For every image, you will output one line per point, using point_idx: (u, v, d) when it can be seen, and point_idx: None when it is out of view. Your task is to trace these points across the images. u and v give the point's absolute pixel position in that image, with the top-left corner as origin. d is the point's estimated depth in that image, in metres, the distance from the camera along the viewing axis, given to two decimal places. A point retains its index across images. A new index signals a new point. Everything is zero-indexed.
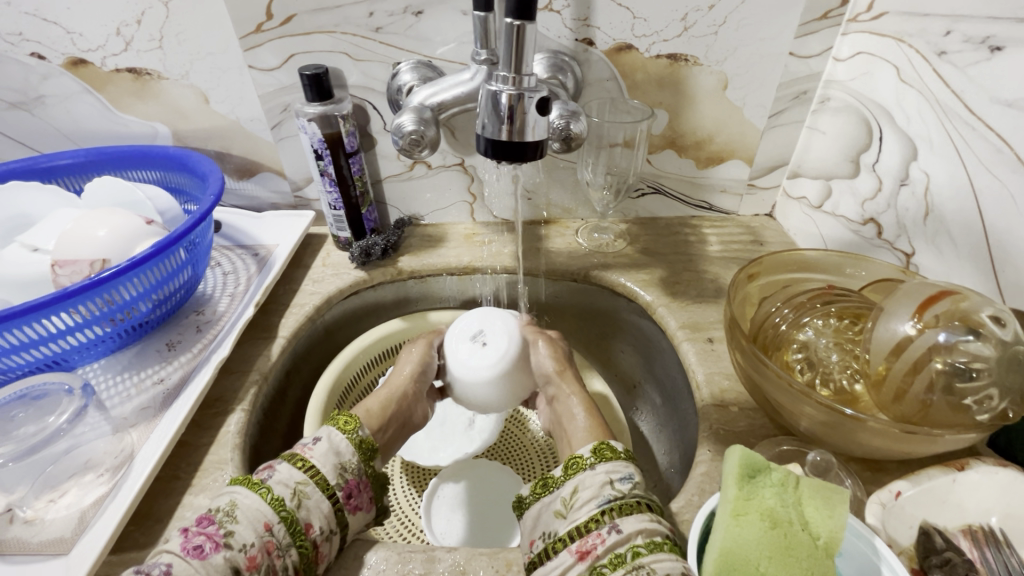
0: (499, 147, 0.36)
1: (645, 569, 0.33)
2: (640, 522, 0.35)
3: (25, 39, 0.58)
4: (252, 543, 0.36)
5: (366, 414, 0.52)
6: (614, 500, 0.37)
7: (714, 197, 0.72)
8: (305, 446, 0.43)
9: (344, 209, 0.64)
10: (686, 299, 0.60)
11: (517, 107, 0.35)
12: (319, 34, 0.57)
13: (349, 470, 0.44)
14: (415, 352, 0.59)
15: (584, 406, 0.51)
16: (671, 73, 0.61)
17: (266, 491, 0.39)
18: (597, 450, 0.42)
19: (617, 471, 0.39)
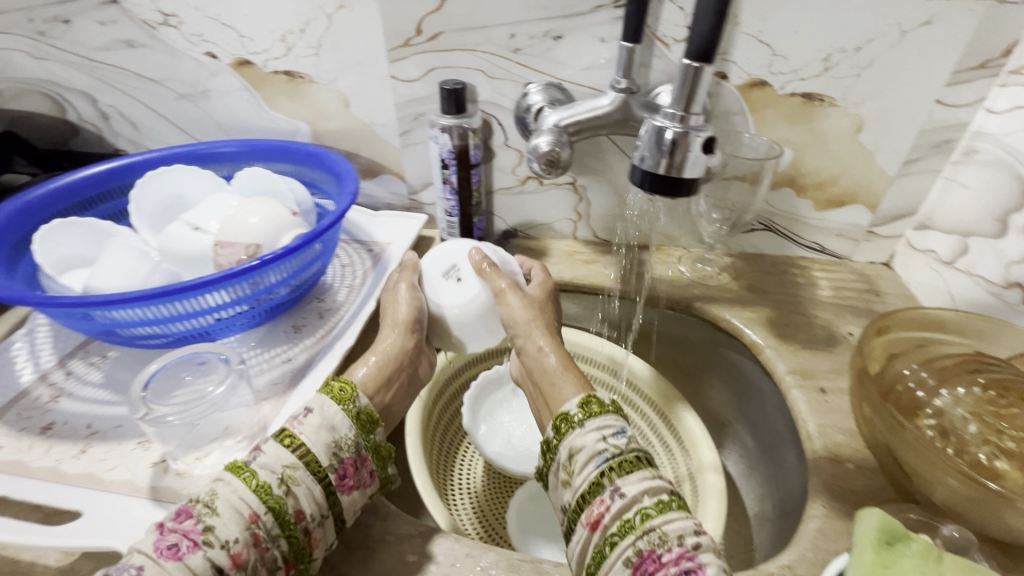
0: (652, 179, 0.38)
1: (658, 533, 0.34)
2: (643, 481, 0.37)
3: (204, 40, 0.65)
4: (235, 538, 0.34)
5: (367, 372, 0.48)
6: (612, 457, 0.38)
7: (828, 239, 0.69)
8: (295, 420, 0.41)
9: (458, 217, 0.68)
10: (796, 343, 0.58)
11: (679, 142, 0.36)
12: (459, 52, 0.61)
13: (344, 447, 0.41)
14: (402, 300, 0.53)
15: (561, 367, 0.46)
16: (803, 111, 0.60)
17: (250, 476, 0.37)
18: (585, 405, 0.41)
19: (609, 427, 0.40)
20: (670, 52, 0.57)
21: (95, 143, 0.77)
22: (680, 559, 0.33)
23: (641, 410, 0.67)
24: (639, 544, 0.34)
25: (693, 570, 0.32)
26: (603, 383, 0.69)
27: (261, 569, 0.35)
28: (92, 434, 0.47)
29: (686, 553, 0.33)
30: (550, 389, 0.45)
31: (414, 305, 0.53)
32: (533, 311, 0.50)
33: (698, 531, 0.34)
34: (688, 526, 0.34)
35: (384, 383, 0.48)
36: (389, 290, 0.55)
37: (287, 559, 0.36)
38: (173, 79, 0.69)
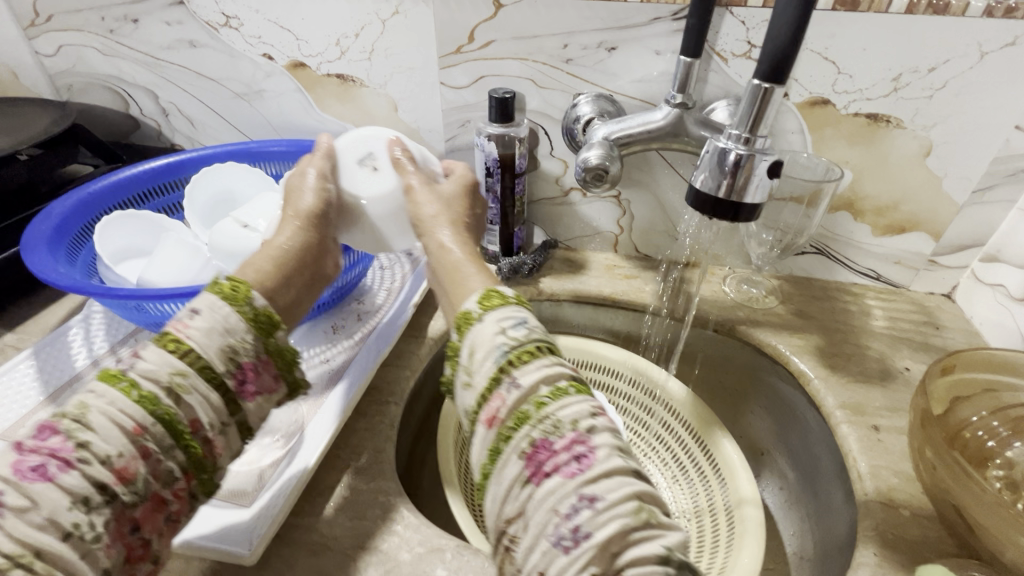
0: (710, 202, 0.36)
1: (553, 421, 0.31)
2: (542, 369, 0.33)
3: (262, 42, 0.67)
4: (120, 453, 0.29)
5: (257, 272, 0.40)
6: (511, 349, 0.33)
7: (885, 267, 0.66)
8: (178, 321, 0.34)
9: (499, 225, 0.67)
10: (847, 376, 0.55)
11: (742, 165, 0.34)
12: (510, 60, 0.60)
13: (242, 351, 0.35)
14: (309, 191, 0.45)
15: (470, 264, 0.42)
16: (867, 132, 0.57)
17: (128, 386, 0.31)
18: (485, 299, 0.37)
19: (509, 318, 0.35)
20: (727, 67, 0.55)
21: (154, 137, 0.80)
22: (572, 445, 0.30)
23: (677, 432, 0.65)
24: (533, 434, 0.31)
25: (585, 455, 0.29)
26: (639, 402, 0.68)
27: (155, 482, 0.31)
28: None
29: (580, 438, 0.30)
30: (457, 285, 0.41)
31: (323, 194, 0.46)
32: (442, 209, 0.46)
33: (594, 413, 0.32)
34: (584, 410, 0.31)
35: (279, 283, 0.41)
36: (293, 181, 0.47)
37: (186, 470, 0.32)
38: (231, 79, 0.71)
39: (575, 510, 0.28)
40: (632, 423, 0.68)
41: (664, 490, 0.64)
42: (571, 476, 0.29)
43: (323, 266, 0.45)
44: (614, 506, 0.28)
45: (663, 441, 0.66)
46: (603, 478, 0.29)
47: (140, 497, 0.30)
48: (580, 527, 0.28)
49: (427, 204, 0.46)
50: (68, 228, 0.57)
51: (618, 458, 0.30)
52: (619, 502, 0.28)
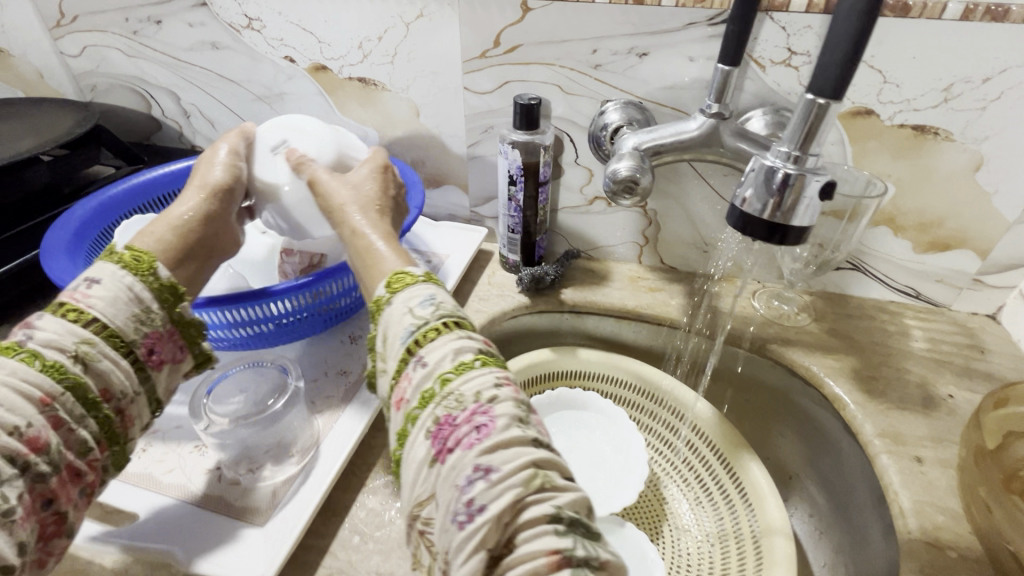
0: (756, 224, 0.34)
1: (456, 396, 0.32)
2: (446, 344, 0.35)
3: (284, 44, 0.66)
4: (29, 423, 0.32)
5: (159, 242, 0.43)
6: (416, 329, 0.36)
7: (925, 285, 0.63)
8: (75, 294, 0.37)
9: (520, 234, 0.65)
10: (886, 402, 0.53)
11: (792, 184, 0.32)
12: (537, 65, 0.59)
13: (150, 322, 0.40)
14: (217, 169, 0.49)
15: (385, 241, 0.45)
16: (912, 145, 0.54)
17: (30, 356, 0.34)
18: (393, 282, 0.40)
19: (417, 297, 0.38)
20: (765, 75, 0.53)
21: (175, 138, 0.80)
22: (473, 417, 0.31)
23: (700, 452, 0.62)
24: (438, 412, 0.32)
25: (484, 425, 0.30)
26: (663, 419, 0.66)
27: (68, 451, 0.34)
28: (154, 432, 0.48)
29: (479, 409, 0.31)
30: (370, 263, 0.44)
31: (234, 171, 0.49)
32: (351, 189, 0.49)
33: (497, 384, 0.33)
34: (487, 382, 0.33)
35: (183, 252, 0.44)
36: (203, 159, 0.49)
37: (98, 438, 0.36)
38: (252, 81, 0.70)
39: (470, 480, 0.29)
40: (654, 441, 0.66)
41: (687, 513, 0.61)
42: (469, 447, 0.30)
43: (226, 238, 0.48)
44: (508, 476, 0.29)
45: (686, 460, 0.64)
46: (499, 449, 0.30)
47: (52, 467, 0.33)
48: (473, 501, 0.28)
49: (337, 185, 0.48)
50: (87, 232, 0.57)
51: (517, 427, 0.31)
52: (515, 473, 0.29)
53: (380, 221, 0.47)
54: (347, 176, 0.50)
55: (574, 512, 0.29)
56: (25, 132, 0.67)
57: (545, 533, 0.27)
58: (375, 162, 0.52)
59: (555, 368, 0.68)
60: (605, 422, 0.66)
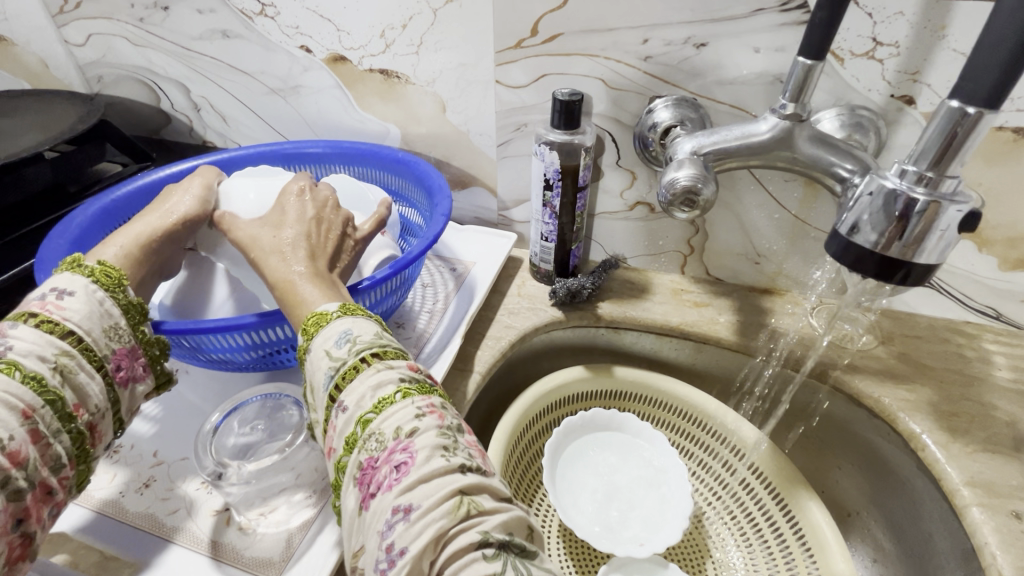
0: (870, 260, 0.31)
1: (376, 436, 0.32)
2: (364, 385, 0.34)
3: (299, 32, 0.60)
4: (11, 436, 0.30)
5: (122, 253, 0.42)
6: (336, 372, 0.35)
7: (1010, 306, 0.56)
8: (47, 305, 0.35)
9: (555, 242, 0.60)
10: (971, 442, 0.47)
11: (918, 211, 0.28)
12: (578, 57, 0.53)
13: (120, 337, 0.38)
14: (187, 196, 0.48)
15: (306, 272, 0.42)
16: (1011, 150, 0.47)
17: (9, 367, 0.32)
18: (311, 322, 0.38)
19: (332, 337, 0.37)
20: (842, 69, 0.47)
21: (186, 133, 0.75)
22: (392, 456, 0.31)
23: (750, 485, 0.57)
24: (361, 456, 0.32)
25: (405, 463, 0.30)
26: (709, 448, 0.60)
27: (43, 468, 0.32)
28: (158, 465, 0.44)
29: (398, 447, 0.31)
30: (294, 301, 0.40)
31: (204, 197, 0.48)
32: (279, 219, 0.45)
33: (418, 415, 0.32)
34: (407, 416, 0.32)
35: (141, 267, 0.43)
36: (178, 187, 0.49)
37: (71, 456, 0.34)
38: (266, 73, 0.65)
39: (392, 523, 0.29)
40: (699, 471, 0.61)
41: (734, 553, 0.56)
42: (389, 487, 0.30)
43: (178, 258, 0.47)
44: (427, 512, 0.28)
45: (734, 495, 0.59)
46: (420, 484, 0.29)
47: (28, 483, 0.31)
48: (394, 544, 0.28)
49: (256, 222, 0.46)
50: (87, 241, 0.52)
51: (440, 457, 0.30)
52: (435, 506, 0.29)
53: (300, 251, 0.43)
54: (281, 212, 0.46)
55: (504, 533, 0.29)
56: (28, 127, 0.63)
57: (472, 560, 0.27)
58: (298, 184, 0.48)
59: (589, 388, 0.62)
60: (646, 450, 0.60)
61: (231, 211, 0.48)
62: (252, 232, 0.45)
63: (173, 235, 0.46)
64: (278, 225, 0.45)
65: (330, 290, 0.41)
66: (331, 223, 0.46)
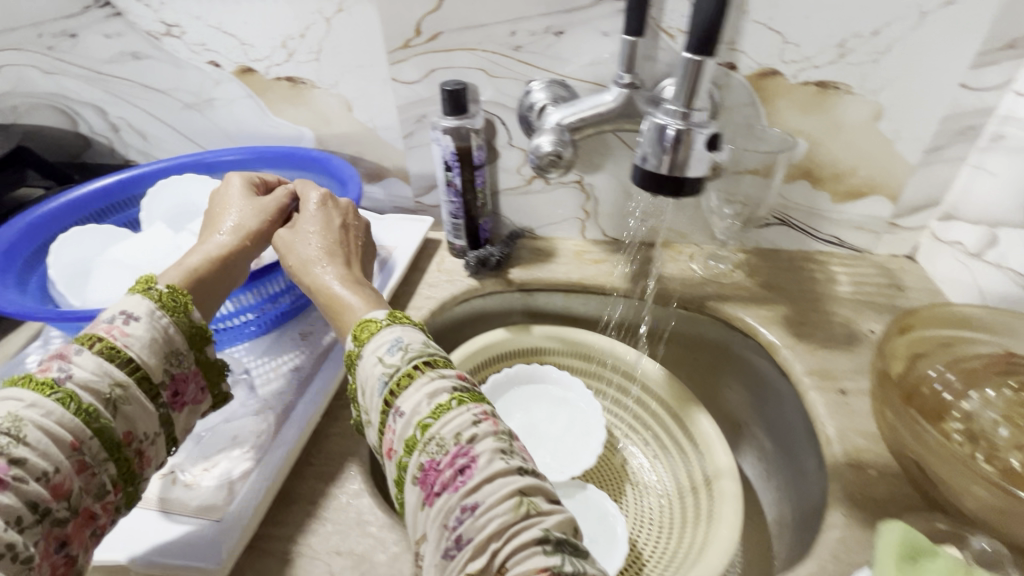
0: (654, 178, 0.39)
1: (436, 440, 0.35)
2: (419, 392, 0.37)
3: (206, 49, 0.65)
4: (57, 468, 0.32)
5: (192, 274, 0.44)
6: (390, 379, 0.38)
7: (848, 233, 0.67)
8: (113, 329, 0.37)
9: (463, 219, 0.67)
10: (815, 342, 0.56)
11: (681, 140, 0.37)
12: (460, 51, 0.60)
13: (178, 363, 0.39)
14: (252, 213, 0.50)
15: (343, 286, 0.46)
16: (819, 100, 0.57)
17: (65, 398, 0.33)
18: (361, 329, 0.41)
19: (383, 344, 0.40)
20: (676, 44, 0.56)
21: (107, 154, 0.78)
22: (454, 460, 0.34)
23: (656, 412, 0.65)
24: (421, 459, 0.35)
25: (468, 466, 0.33)
26: (620, 386, 0.68)
27: (86, 496, 0.34)
28: None
29: (460, 450, 0.34)
30: (339, 313, 0.45)
31: (261, 215, 0.51)
32: (317, 237, 0.50)
33: (475, 423, 0.35)
34: (465, 422, 0.35)
35: (209, 286, 0.45)
36: (234, 203, 0.51)
37: (116, 481, 0.35)
38: (179, 89, 0.69)
39: (461, 520, 0.32)
40: (614, 407, 0.69)
41: (646, 470, 0.64)
42: (456, 488, 0.33)
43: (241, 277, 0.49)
44: (492, 507, 0.32)
45: (640, 419, 0.67)
46: (485, 483, 0.33)
47: (71, 511, 0.33)
48: (463, 534, 0.32)
49: (295, 243, 0.50)
50: (16, 253, 0.56)
51: (499, 460, 0.34)
52: (498, 503, 0.32)
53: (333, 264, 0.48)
54: (305, 231, 0.50)
55: (561, 531, 0.32)
56: None
57: (533, 553, 0.30)
58: (316, 194, 0.53)
59: (511, 346, 0.69)
60: (567, 393, 0.68)
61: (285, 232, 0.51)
62: (288, 251, 0.49)
63: (240, 251, 0.48)
64: (306, 239, 0.50)
65: (369, 299, 0.45)
66: (354, 228, 0.53)
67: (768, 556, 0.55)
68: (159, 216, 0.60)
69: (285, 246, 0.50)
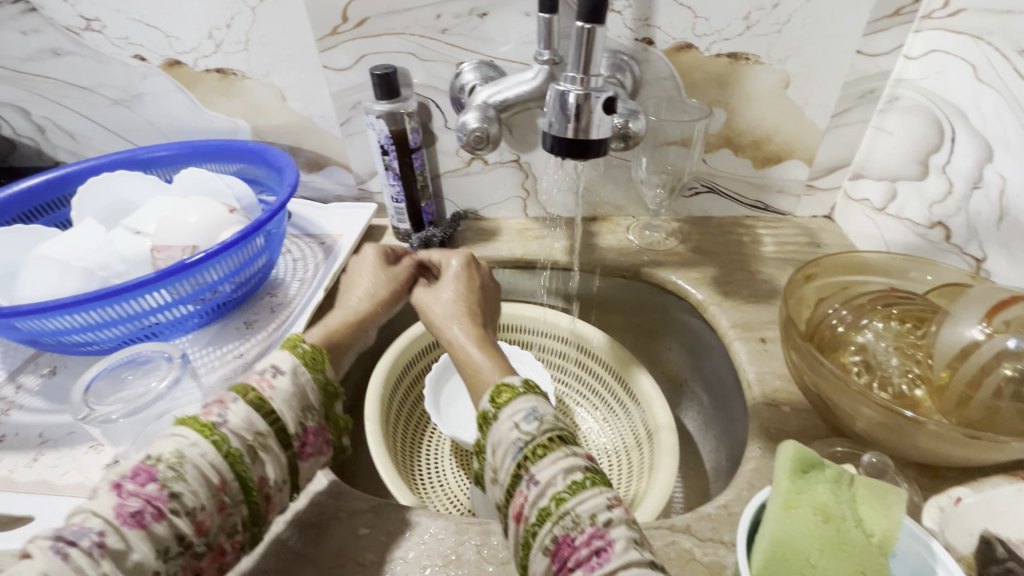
0: (561, 141, 0.42)
1: (571, 515, 0.32)
2: (555, 463, 0.34)
3: (130, 43, 0.64)
4: (202, 506, 0.33)
5: (324, 332, 0.46)
6: (525, 446, 0.35)
7: (772, 197, 0.71)
8: (263, 380, 0.39)
9: (405, 202, 0.68)
10: (739, 299, 0.60)
11: (582, 107, 0.40)
12: (388, 36, 0.61)
13: (309, 417, 0.40)
14: (378, 277, 0.53)
15: (481, 349, 0.46)
16: (731, 71, 0.61)
17: (220, 440, 0.34)
18: (495, 395, 0.39)
19: (519, 412, 0.37)
20: None
21: (35, 157, 0.76)
22: (591, 540, 0.31)
23: (603, 377, 0.68)
24: (555, 531, 0.32)
25: (606, 550, 0.31)
26: (569, 355, 0.71)
27: (222, 533, 0.34)
28: (44, 442, 0.47)
29: (598, 533, 0.31)
30: (476, 376, 0.44)
31: (392, 283, 0.53)
32: (459, 300, 0.51)
33: (610, 506, 0.33)
34: (601, 503, 0.33)
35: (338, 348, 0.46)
36: (364, 264, 0.54)
37: (246, 522, 0.35)
38: (105, 85, 0.68)
39: None
40: (564, 376, 0.72)
41: (595, 433, 0.67)
42: (592, 569, 0.30)
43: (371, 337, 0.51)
44: None
45: (585, 382, 0.70)
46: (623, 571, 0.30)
47: (207, 547, 0.33)
48: None
49: (433, 304, 0.51)
50: None
51: (634, 550, 0.31)
52: None
53: (468, 325, 0.48)
54: (439, 294, 0.52)
55: None
56: None
57: None
58: (454, 259, 0.55)
59: None
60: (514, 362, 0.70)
61: (420, 298, 0.53)
62: (425, 312, 0.51)
63: (372, 314, 0.51)
64: (439, 300, 0.52)
65: (504, 365, 0.44)
66: (485, 291, 0.55)
67: (706, 498, 0.59)
68: (92, 214, 0.59)
69: (423, 307, 0.52)
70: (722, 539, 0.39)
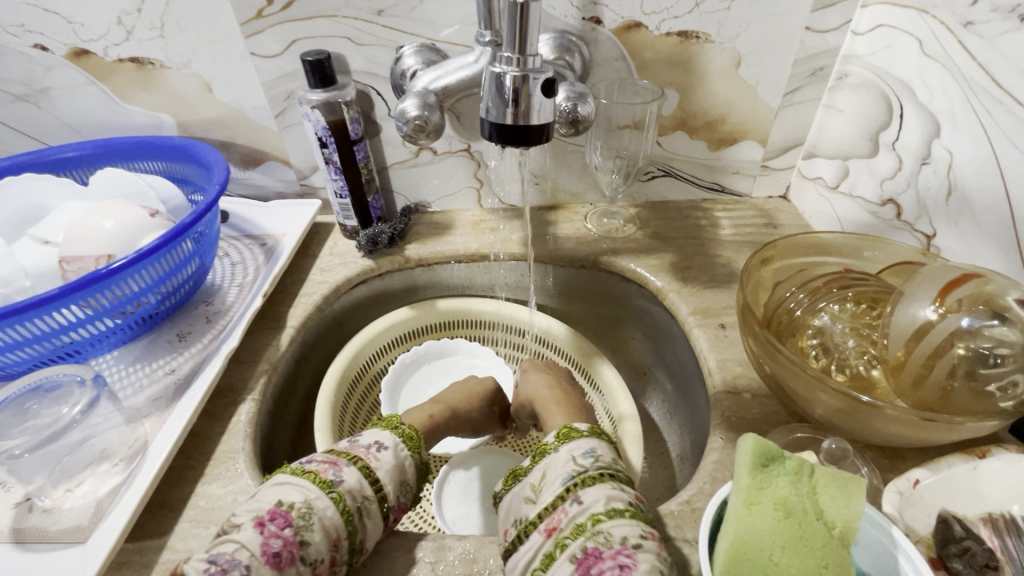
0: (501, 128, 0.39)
1: (604, 534, 0.34)
2: (601, 491, 0.37)
3: (27, 30, 0.58)
4: (320, 557, 0.35)
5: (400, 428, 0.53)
6: (577, 473, 0.38)
7: (728, 178, 0.70)
8: (370, 452, 0.43)
9: (350, 198, 0.64)
10: (698, 284, 0.59)
11: (520, 90, 0.37)
12: (320, 19, 0.57)
13: (404, 492, 0.43)
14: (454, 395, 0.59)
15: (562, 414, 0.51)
16: (681, 51, 0.59)
17: (338, 497, 0.38)
18: (562, 434, 0.44)
19: (579, 448, 0.41)
20: None
21: None
22: (618, 556, 0.32)
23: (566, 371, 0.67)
24: (586, 543, 0.34)
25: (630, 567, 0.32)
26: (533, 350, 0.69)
27: None
28: None
29: (624, 551, 0.33)
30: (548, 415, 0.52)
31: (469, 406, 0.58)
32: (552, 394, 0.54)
33: (643, 535, 0.33)
34: (633, 530, 0.34)
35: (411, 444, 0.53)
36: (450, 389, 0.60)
37: None
38: (5, 79, 0.61)
39: None
40: None
41: None
42: None
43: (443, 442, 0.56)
44: None
45: None
46: None
47: None
48: None
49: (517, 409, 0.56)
50: None
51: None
52: None
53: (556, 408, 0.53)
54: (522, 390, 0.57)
55: None
56: None
57: None
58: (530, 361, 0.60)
59: (417, 325, 0.68)
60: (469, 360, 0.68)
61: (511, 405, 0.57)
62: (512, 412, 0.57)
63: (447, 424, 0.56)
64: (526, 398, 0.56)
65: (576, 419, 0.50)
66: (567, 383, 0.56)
67: (672, 487, 0.58)
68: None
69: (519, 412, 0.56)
70: (685, 537, 0.37)
